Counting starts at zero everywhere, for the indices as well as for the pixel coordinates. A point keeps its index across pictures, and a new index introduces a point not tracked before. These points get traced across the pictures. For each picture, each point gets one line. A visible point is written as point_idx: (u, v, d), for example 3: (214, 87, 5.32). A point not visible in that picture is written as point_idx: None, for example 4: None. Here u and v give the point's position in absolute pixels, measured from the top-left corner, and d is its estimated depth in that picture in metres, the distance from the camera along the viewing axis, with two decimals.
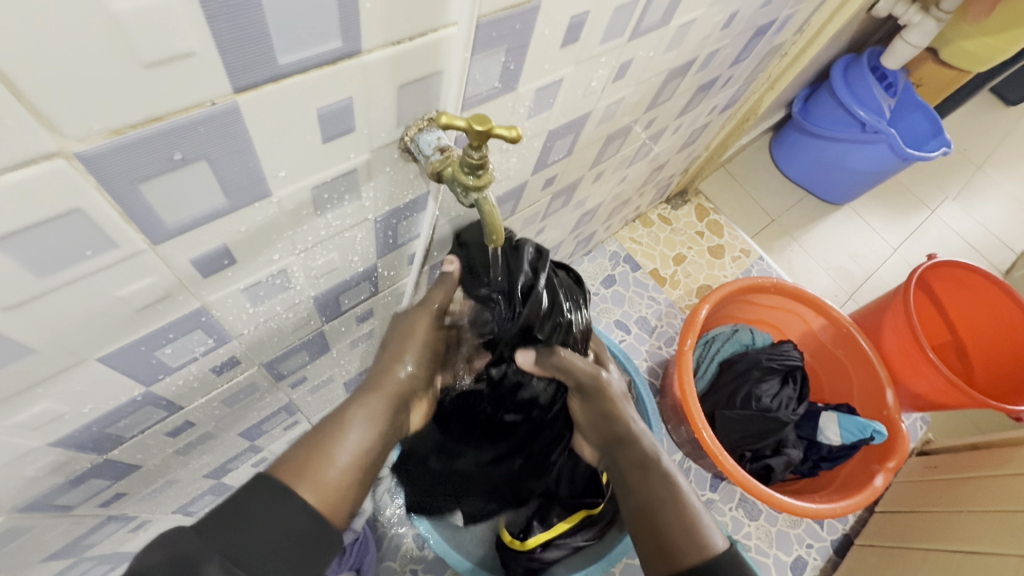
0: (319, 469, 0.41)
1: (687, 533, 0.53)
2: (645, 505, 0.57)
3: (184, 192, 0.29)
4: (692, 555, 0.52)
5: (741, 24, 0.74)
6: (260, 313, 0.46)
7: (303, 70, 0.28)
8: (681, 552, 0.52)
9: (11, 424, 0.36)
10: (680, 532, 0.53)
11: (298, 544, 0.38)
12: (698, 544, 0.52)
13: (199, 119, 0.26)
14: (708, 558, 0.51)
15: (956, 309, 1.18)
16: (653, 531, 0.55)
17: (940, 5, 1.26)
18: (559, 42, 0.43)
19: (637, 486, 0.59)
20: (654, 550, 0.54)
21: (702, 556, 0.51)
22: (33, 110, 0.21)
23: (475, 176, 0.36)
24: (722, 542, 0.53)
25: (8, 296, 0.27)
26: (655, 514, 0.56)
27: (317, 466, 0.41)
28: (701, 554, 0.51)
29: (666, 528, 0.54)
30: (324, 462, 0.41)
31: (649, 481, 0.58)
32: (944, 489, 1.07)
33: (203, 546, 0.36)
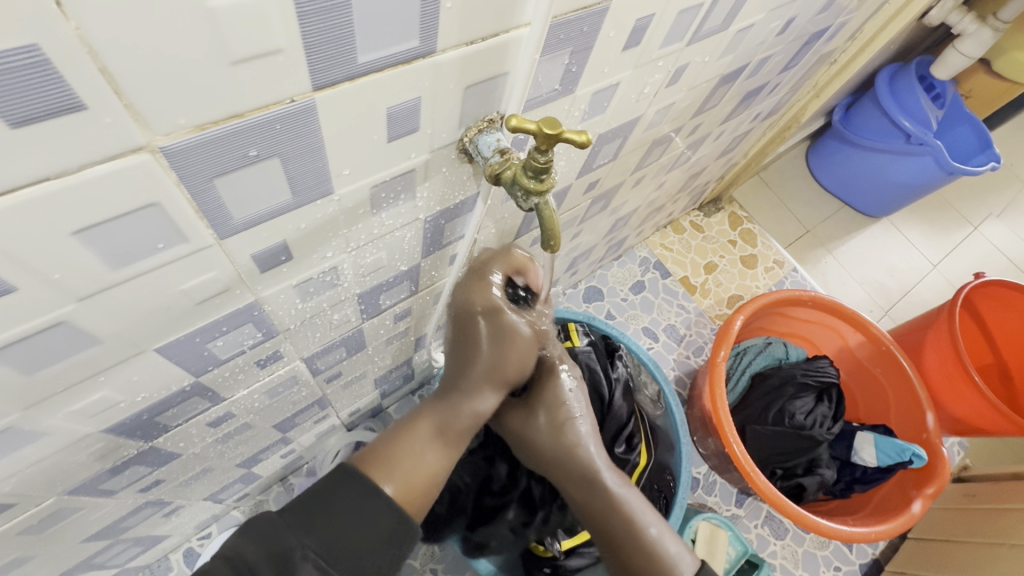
0: (407, 468, 0.45)
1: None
2: (607, 541, 0.60)
3: (254, 188, 0.29)
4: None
5: (796, 30, 0.72)
6: (308, 309, 0.46)
7: (378, 69, 0.28)
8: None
9: (71, 410, 0.36)
10: (645, 572, 0.56)
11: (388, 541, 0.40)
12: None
13: (277, 116, 0.26)
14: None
15: (1001, 330, 1.13)
16: (622, 567, 0.59)
17: (997, 14, 1.22)
18: (622, 45, 0.42)
19: (598, 523, 0.60)
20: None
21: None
22: (127, 104, 0.21)
23: (537, 179, 0.36)
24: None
25: (82, 286, 0.27)
26: (619, 551, 0.59)
27: (401, 460, 0.45)
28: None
29: (631, 557, 0.58)
30: (405, 460, 0.45)
31: (608, 525, 0.59)
32: (983, 519, 1.03)
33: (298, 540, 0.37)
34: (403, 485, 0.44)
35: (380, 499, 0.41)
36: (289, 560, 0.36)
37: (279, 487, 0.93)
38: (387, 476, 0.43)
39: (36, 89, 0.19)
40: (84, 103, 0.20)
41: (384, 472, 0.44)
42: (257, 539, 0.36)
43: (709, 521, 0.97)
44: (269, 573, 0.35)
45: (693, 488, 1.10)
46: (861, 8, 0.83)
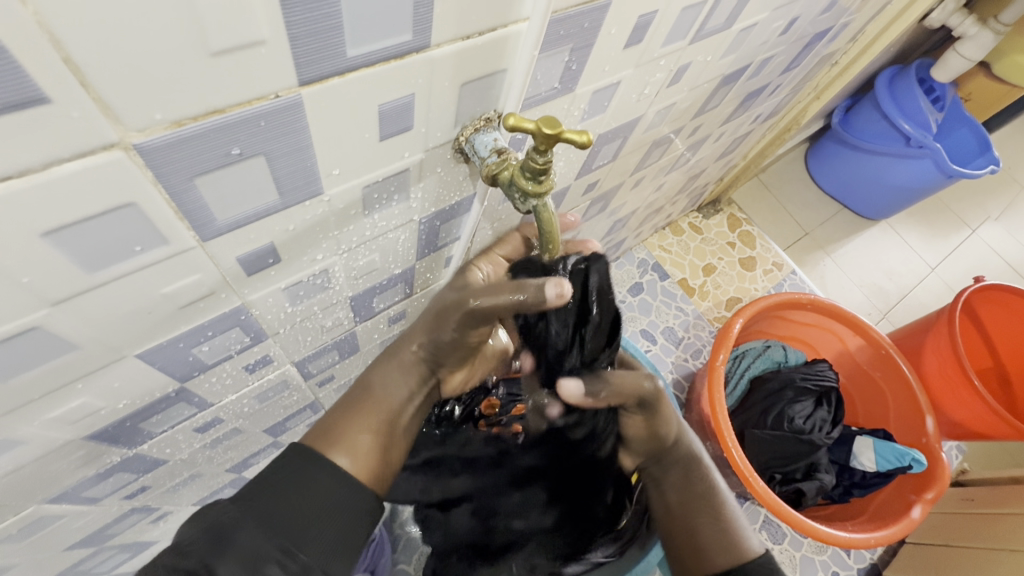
0: (358, 438, 0.42)
1: (725, 536, 0.54)
2: (680, 500, 0.58)
3: (238, 187, 0.28)
4: (728, 556, 0.52)
5: (798, 30, 0.71)
6: (298, 312, 0.45)
7: (370, 64, 0.26)
8: (718, 553, 0.53)
9: (47, 418, 0.35)
10: (718, 535, 0.54)
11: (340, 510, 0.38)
12: (738, 546, 0.53)
13: (262, 113, 0.24)
14: (748, 561, 0.52)
15: (1001, 334, 1.13)
16: (689, 531, 0.56)
17: (998, 17, 1.21)
18: (623, 42, 0.41)
19: (677, 482, 0.59)
20: (690, 551, 0.55)
21: (741, 557, 0.52)
22: (97, 98, 0.19)
23: (535, 181, 0.35)
24: (760, 548, 0.54)
25: (54, 290, 0.26)
26: (692, 511, 0.57)
27: (349, 430, 0.42)
28: (741, 554, 0.53)
29: (702, 531, 0.55)
30: (351, 431, 0.42)
31: (692, 482, 0.59)
32: (982, 524, 1.02)
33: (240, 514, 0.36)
34: (358, 457, 0.41)
35: (323, 464, 0.39)
36: (226, 533, 0.35)
37: None
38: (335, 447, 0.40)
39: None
40: (48, 96, 0.18)
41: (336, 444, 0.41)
42: (201, 522, 0.36)
43: None
44: (202, 548, 0.34)
45: None
46: (863, 9, 0.82)
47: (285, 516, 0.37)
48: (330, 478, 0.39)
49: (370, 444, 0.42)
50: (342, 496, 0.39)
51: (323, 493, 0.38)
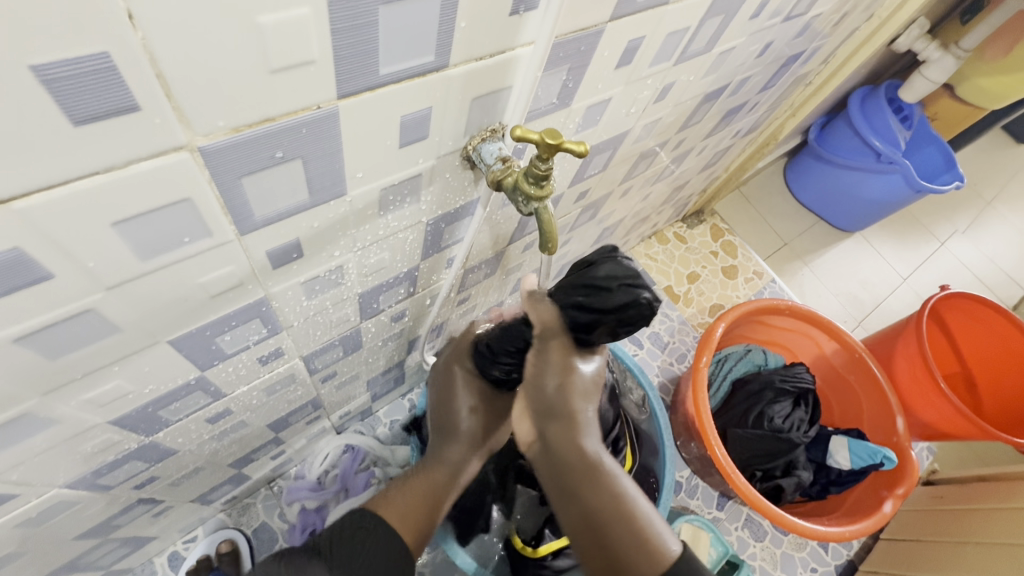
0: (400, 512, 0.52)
1: (640, 547, 0.47)
2: (583, 518, 0.49)
3: (276, 187, 0.31)
4: (646, 566, 0.47)
5: (773, 54, 0.77)
6: (312, 307, 0.48)
7: (398, 80, 0.30)
8: (635, 567, 0.47)
9: (82, 399, 0.37)
10: (633, 544, 0.47)
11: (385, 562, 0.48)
12: (650, 554, 0.47)
13: (304, 121, 0.28)
14: (665, 569, 0.47)
15: (966, 339, 1.19)
16: (602, 546, 0.48)
17: (959, 43, 1.30)
18: (615, 63, 0.46)
19: (576, 498, 0.49)
20: None
21: (657, 568, 0.47)
22: (176, 105, 0.23)
23: (537, 186, 0.38)
24: (678, 546, 0.49)
25: (112, 275, 0.29)
26: (602, 527, 0.48)
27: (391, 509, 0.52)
28: (655, 567, 0.47)
29: (615, 544, 0.47)
30: (398, 497, 0.54)
31: (592, 492, 0.49)
32: (951, 519, 1.08)
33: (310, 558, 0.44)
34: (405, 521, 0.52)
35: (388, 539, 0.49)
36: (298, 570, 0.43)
37: (266, 491, 0.93)
38: (389, 513, 0.52)
39: (100, 91, 0.20)
40: (138, 105, 0.22)
41: (390, 511, 0.52)
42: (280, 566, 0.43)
43: (692, 524, 1.01)
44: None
45: (676, 492, 1.13)
46: (834, 34, 0.89)
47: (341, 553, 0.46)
48: (390, 532, 0.50)
49: (409, 505, 0.54)
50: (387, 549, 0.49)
51: (384, 541, 0.49)
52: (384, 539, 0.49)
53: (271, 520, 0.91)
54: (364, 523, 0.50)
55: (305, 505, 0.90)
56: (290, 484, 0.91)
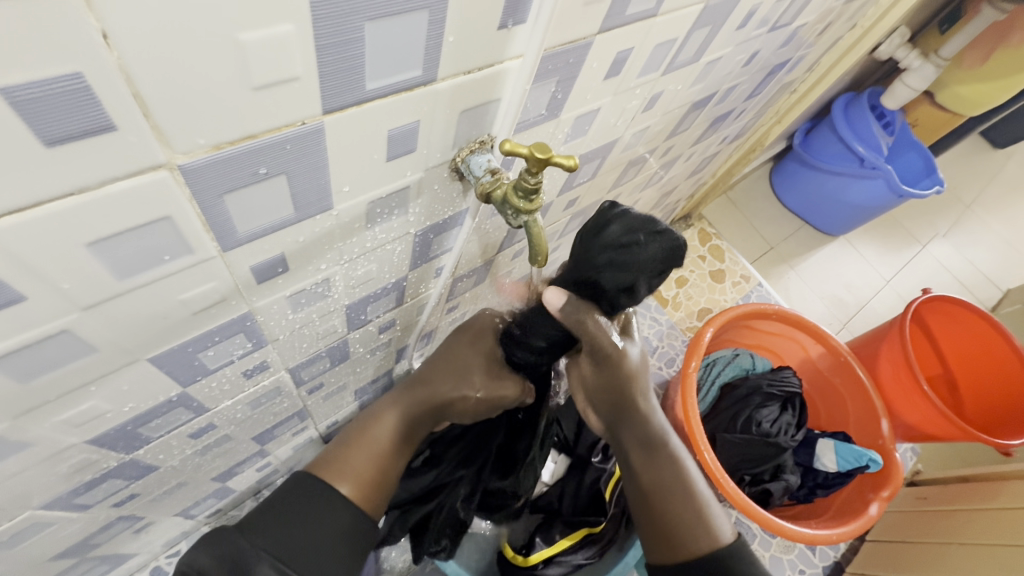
0: (359, 466, 0.46)
1: (699, 526, 0.52)
2: (648, 495, 0.54)
3: (259, 204, 0.30)
4: (702, 543, 0.51)
5: (759, 63, 0.78)
6: (298, 320, 0.47)
7: (384, 95, 0.30)
8: (693, 542, 0.51)
9: (57, 420, 0.36)
10: (691, 521, 0.52)
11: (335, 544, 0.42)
12: (705, 532, 0.52)
13: (288, 138, 0.27)
14: (720, 548, 0.51)
15: (947, 342, 1.21)
16: (663, 520, 0.53)
17: (938, 52, 1.33)
18: (604, 74, 0.46)
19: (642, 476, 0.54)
20: (666, 549, 0.52)
21: (712, 544, 0.51)
22: (153, 124, 0.22)
23: (527, 200, 0.38)
24: (731, 532, 0.53)
25: (88, 295, 0.28)
26: (667, 504, 0.53)
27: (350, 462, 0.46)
28: (710, 544, 0.51)
29: (676, 519, 0.52)
30: (355, 456, 0.46)
31: (660, 470, 0.54)
32: (935, 520, 1.09)
33: (251, 543, 0.39)
34: (359, 484, 0.45)
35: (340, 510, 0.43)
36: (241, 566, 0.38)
37: (252, 502, 0.91)
38: (341, 476, 0.45)
39: (73, 111, 0.20)
40: (114, 124, 0.21)
41: (338, 472, 0.45)
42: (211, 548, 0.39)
43: None
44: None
45: None
46: (818, 43, 0.90)
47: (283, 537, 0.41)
48: (339, 503, 0.43)
49: (367, 463, 0.46)
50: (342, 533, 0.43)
51: (328, 522, 0.42)
52: (329, 511, 0.43)
53: None
54: (309, 494, 0.43)
55: None
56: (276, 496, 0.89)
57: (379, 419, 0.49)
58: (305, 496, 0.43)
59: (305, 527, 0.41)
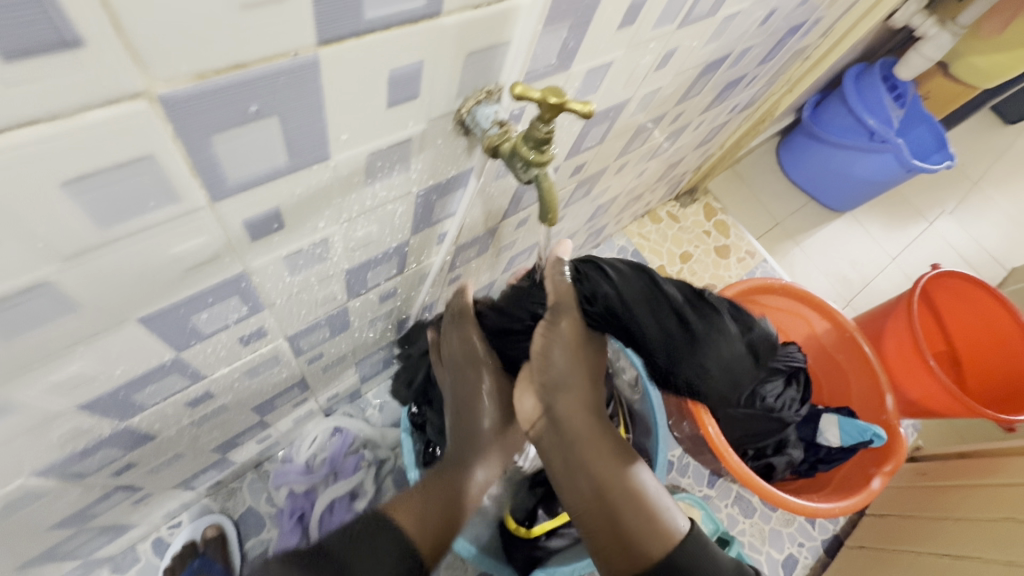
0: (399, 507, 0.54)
1: (650, 527, 0.54)
2: (595, 493, 0.57)
3: (250, 147, 0.28)
4: (655, 534, 0.54)
5: (776, 22, 0.74)
6: (296, 283, 0.45)
7: (385, 28, 0.27)
8: (646, 542, 0.53)
9: (46, 383, 0.35)
10: (642, 522, 0.55)
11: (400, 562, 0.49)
12: (659, 531, 0.54)
13: (281, 70, 0.25)
14: (675, 548, 0.53)
15: (953, 318, 1.20)
16: (610, 520, 0.56)
17: (956, 19, 1.28)
18: (618, 23, 0.43)
19: (589, 473, 0.58)
20: (616, 542, 0.55)
21: (667, 545, 0.53)
22: (128, 43, 0.20)
23: (538, 151, 0.36)
24: (687, 524, 0.55)
25: (67, 245, 0.26)
26: (611, 500, 0.56)
27: (398, 507, 0.55)
28: (666, 545, 0.53)
29: (627, 518, 0.55)
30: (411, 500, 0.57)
31: (604, 467, 0.58)
32: (933, 495, 1.10)
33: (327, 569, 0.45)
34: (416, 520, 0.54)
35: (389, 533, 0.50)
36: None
37: (254, 475, 0.91)
38: (403, 513, 0.54)
39: (31, 19, 0.17)
40: (84, 41, 0.19)
41: (396, 512, 0.54)
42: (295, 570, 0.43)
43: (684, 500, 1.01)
44: None
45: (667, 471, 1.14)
46: (835, 5, 0.87)
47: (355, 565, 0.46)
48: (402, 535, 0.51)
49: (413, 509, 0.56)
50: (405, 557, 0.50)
51: (389, 554, 0.49)
52: (394, 549, 0.49)
53: (258, 505, 0.89)
54: (381, 535, 0.50)
55: (292, 489, 0.88)
56: (278, 468, 0.89)
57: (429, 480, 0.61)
58: (356, 528, 0.50)
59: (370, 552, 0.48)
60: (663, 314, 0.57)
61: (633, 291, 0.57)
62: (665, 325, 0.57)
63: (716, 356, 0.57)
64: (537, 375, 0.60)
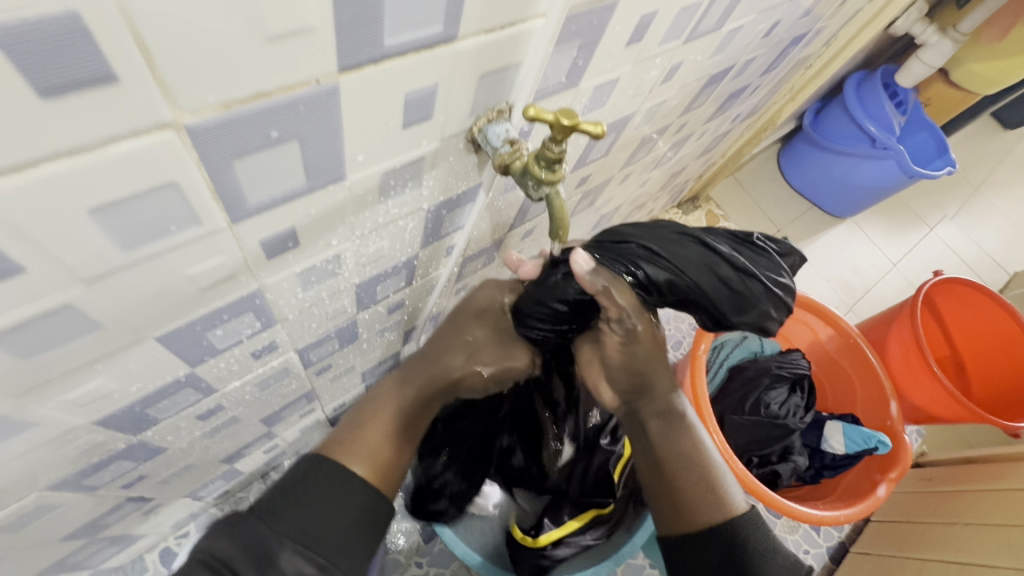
0: (368, 446, 0.45)
1: (710, 496, 0.51)
2: (656, 464, 0.53)
3: (270, 171, 0.28)
4: (712, 514, 0.50)
5: (778, 34, 0.75)
6: (308, 298, 0.46)
7: (403, 54, 0.28)
8: (705, 511, 0.50)
9: (64, 400, 0.35)
10: (702, 494, 0.51)
11: (365, 513, 0.42)
12: (720, 503, 0.50)
13: (302, 98, 0.26)
14: (733, 518, 0.49)
15: (957, 324, 1.20)
16: (671, 491, 0.52)
17: (956, 27, 1.29)
18: (626, 40, 0.43)
19: (653, 445, 0.54)
20: (673, 512, 0.51)
21: (725, 516, 0.50)
22: (159, 78, 0.20)
23: (549, 170, 0.36)
24: (744, 503, 0.51)
25: (90, 268, 0.26)
26: (675, 472, 0.52)
27: (360, 441, 0.45)
28: (723, 516, 0.50)
29: (686, 487, 0.51)
30: (366, 434, 0.46)
31: (671, 439, 0.53)
32: (940, 501, 1.09)
33: (273, 530, 0.38)
34: (373, 464, 0.45)
35: (350, 478, 0.42)
36: (270, 552, 0.37)
37: (260, 484, 0.91)
38: (353, 456, 0.44)
39: (69, 59, 0.18)
40: (117, 76, 0.19)
41: (354, 452, 0.44)
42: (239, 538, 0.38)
43: None
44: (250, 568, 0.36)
45: None
46: (837, 15, 0.87)
47: (308, 524, 0.40)
48: (358, 481, 0.43)
49: (378, 444, 0.46)
50: (368, 507, 0.43)
51: (341, 501, 0.41)
52: (346, 490, 0.42)
53: None
54: (327, 475, 0.42)
55: None
56: (284, 478, 0.89)
57: (384, 398, 0.49)
58: (302, 475, 0.42)
59: (321, 506, 0.41)
60: (718, 277, 0.49)
61: (688, 268, 0.48)
62: (728, 286, 0.49)
63: (767, 292, 0.50)
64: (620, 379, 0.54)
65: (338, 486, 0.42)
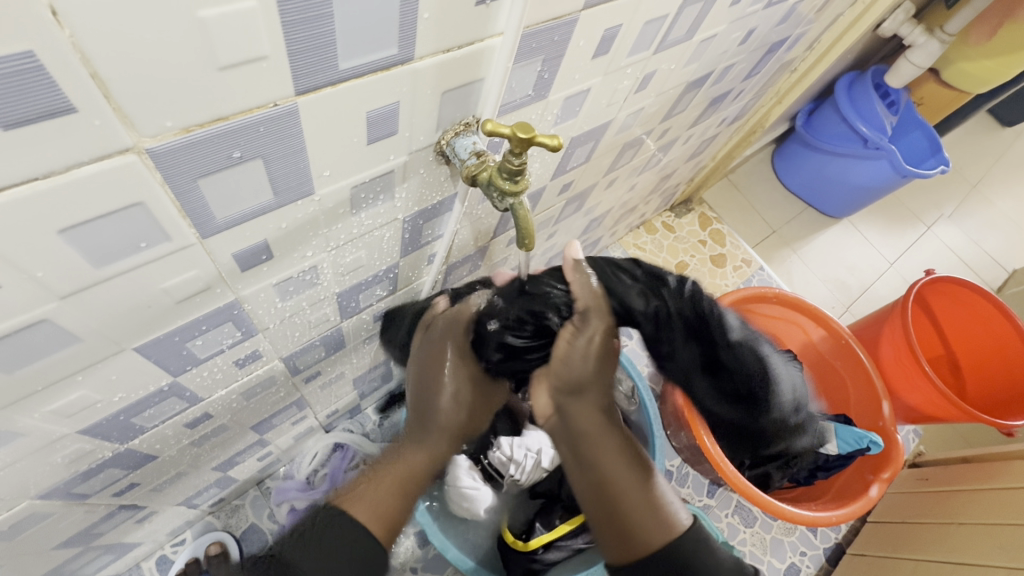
0: (375, 500, 0.51)
1: (651, 518, 0.53)
2: (599, 485, 0.57)
3: (237, 188, 0.30)
4: (653, 537, 0.52)
5: (756, 40, 0.76)
6: (288, 308, 0.47)
7: (360, 75, 0.29)
8: (647, 535, 0.52)
9: (47, 410, 0.36)
10: (644, 515, 0.54)
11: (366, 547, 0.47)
12: (662, 524, 0.53)
13: (261, 120, 0.27)
14: (674, 538, 0.52)
15: (950, 323, 1.20)
16: (613, 511, 0.55)
17: (943, 27, 1.29)
18: (592, 52, 0.45)
19: (590, 464, 0.58)
20: (618, 536, 0.54)
21: (668, 537, 0.52)
22: (116, 107, 0.22)
23: (512, 181, 0.37)
24: (688, 519, 0.55)
25: (65, 285, 0.28)
26: (613, 490, 0.56)
27: (368, 494, 0.51)
28: (665, 537, 0.52)
29: (629, 507, 0.54)
30: (372, 491, 0.52)
31: (609, 456, 0.58)
32: (934, 501, 1.09)
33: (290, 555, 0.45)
34: (377, 514, 0.50)
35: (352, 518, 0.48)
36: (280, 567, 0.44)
37: (256, 491, 0.92)
38: (358, 506, 0.50)
39: (31, 93, 0.19)
40: (76, 107, 0.21)
41: (361, 503, 0.50)
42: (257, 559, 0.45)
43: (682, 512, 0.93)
44: None
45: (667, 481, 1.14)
46: (819, 19, 0.88)
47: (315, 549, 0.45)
48: (357, 523, 0.48)
49: (385, 499, 0.52)
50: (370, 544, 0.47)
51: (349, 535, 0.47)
52: (348, 530, 0.47)
53: (260, 521, 0.90)
54: (332, 514, 0.48)
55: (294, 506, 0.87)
56: (278, 485, 0.90)
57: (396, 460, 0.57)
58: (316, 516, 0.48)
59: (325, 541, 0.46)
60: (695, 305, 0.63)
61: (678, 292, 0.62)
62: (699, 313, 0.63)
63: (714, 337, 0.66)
64: (549, 372, 0.61)
65: (340, 524, 0.48)
